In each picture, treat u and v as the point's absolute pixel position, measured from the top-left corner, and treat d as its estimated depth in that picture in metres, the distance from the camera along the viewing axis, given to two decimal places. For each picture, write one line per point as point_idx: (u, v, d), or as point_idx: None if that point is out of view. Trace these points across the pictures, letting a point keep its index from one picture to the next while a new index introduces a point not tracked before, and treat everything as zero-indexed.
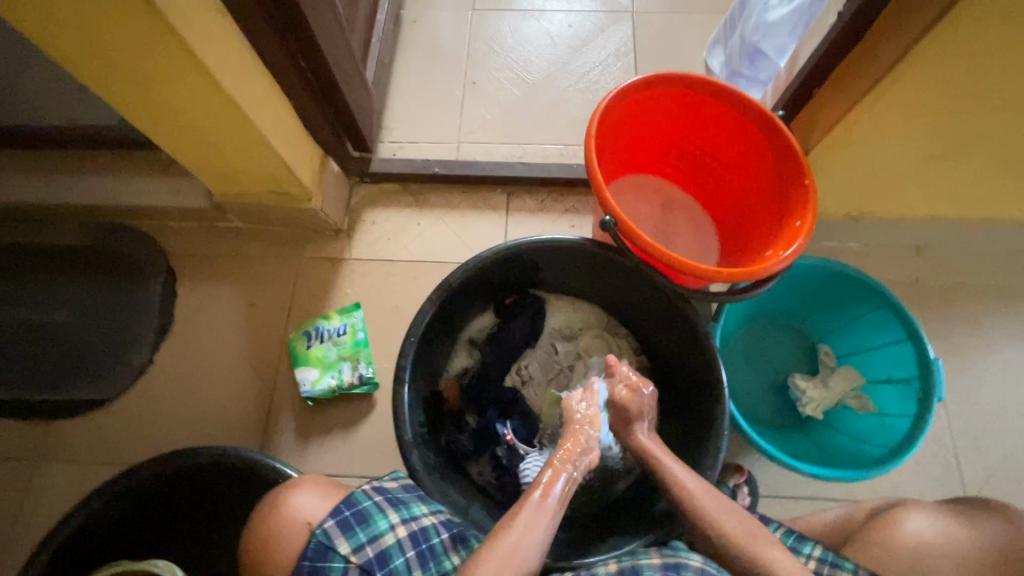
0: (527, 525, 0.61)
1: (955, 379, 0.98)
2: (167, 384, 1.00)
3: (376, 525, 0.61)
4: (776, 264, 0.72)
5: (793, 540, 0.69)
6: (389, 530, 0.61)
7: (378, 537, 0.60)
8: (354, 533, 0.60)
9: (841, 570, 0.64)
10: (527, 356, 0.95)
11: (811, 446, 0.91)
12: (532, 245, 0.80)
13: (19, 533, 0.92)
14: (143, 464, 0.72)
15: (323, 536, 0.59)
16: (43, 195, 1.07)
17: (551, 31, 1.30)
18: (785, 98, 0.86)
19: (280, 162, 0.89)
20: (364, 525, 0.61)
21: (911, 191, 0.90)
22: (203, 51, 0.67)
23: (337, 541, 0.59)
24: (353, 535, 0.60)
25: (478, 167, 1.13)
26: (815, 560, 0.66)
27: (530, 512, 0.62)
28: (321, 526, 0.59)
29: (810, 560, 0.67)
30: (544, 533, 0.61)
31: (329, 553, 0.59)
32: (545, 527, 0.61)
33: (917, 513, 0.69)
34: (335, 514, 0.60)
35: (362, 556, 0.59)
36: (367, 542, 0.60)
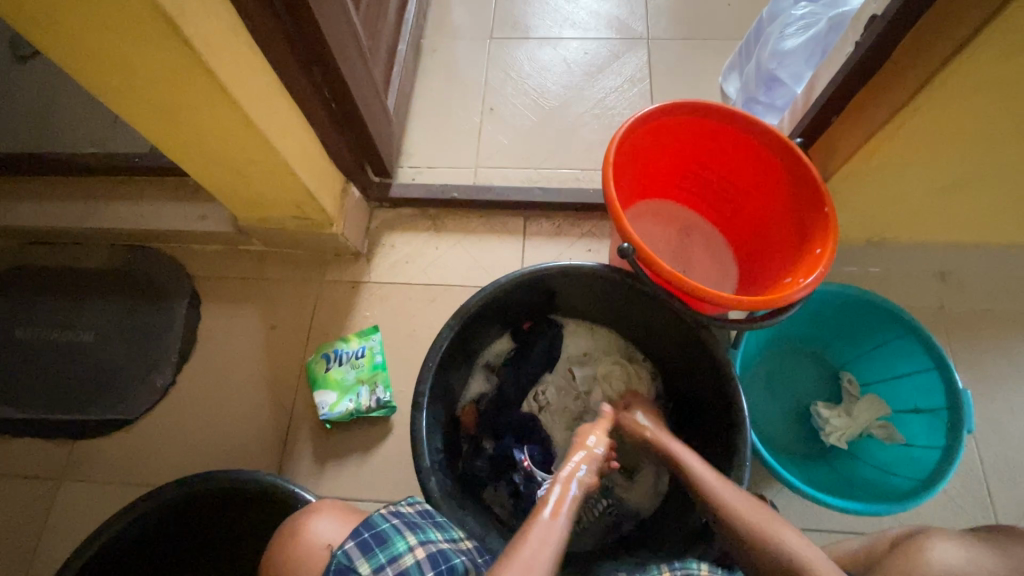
0: (538, 544, 0.60)
1: (985, 409, 0.95)
2: (188, 405, 1.02)
3: (395, 546, 0.60)
4: (797, 293, 0.72)
5: None
6: (408, 551, 0.60)
7: (398, 558, 0.59)
8: (374, 554, 0.59)
9: None
10: (544, 382, 0.94)
11: (835, 476, 0.89)
12: (550, 271, 0.80)
13: (42, 552, 0.93)
14: (167, 486, 0.73)
15: (343, 557, 0.59)
16: (73, 220, 1.11)
17: (567, 58, 1.32)
18: (802, 125, 0.86)
19: (304, 189, 0.92)
20: (383, 546, 0.60)
21: (934, 217, 0.89)
22: (235, 87, 0.70)
23: (356, 561, 0.59)
24: (373, 556, 0.59)
25: (495, 192, 1.14)
26: None
27: (539, 531, 0.61)
28: (341, 547, 0.59)
29: None
30: (555, 548, 0.60)
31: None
32: (556, 542, 0.60)
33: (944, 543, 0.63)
34: (354, 535, 0.60)
35: None
36: (388, 563, 0.59)
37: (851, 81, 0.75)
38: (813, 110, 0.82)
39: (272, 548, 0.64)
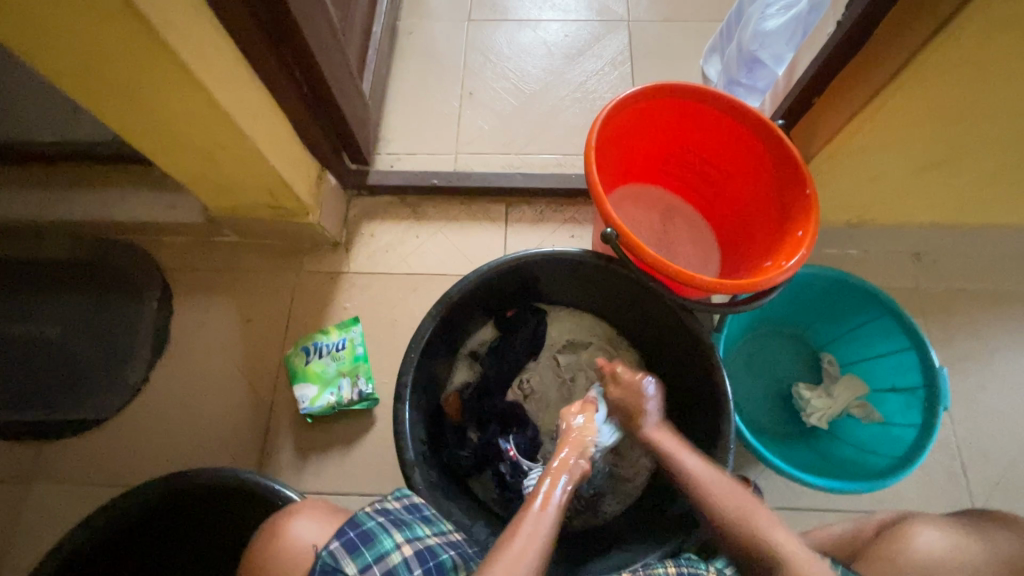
0: (529, 535, 0.59)
1: (960, 386, 0.98)
2: (163, 401, 0.99)
3: (381, 544, 0.59)
4: (779, 276, 0.72)
5: None
6: (395, 548, 0.59)
7: (384, 556, 0.58)
8: (360, 553, 0.58)
9: None
10: (528, 370, 0.94)
11: (816, 456, 0.90)
12: (534, 258, 0.79)
13: (12, 556, 0.90)
14: (145, 487, 0.70)
15: (329, 557, 0.57)
16: (32, 212, 1.05)
17: (548, 40, 1.30)
18: (783, 108, 0.86)
19: (277, 177, 0.89)
20: (369, 545, 0.59)
21: (912, 198, 0.89)
22: (199, 68, 0.67)
23: (343, 562, 0.57)
24: (360, 555, 0.58)
25: (476, 178, 1.12)
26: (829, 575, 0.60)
27: (529, 522, 0.60)
28: (326, 547, 0.58)
29: None
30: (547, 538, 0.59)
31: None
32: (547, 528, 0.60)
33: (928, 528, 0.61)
34: (340, 535, 0.59)
35: None
36: (374, 562, 0.58)
37: (834, 62, 0.74)
38: (795, 92, 0.82)
39: (251, 552, 0.62)
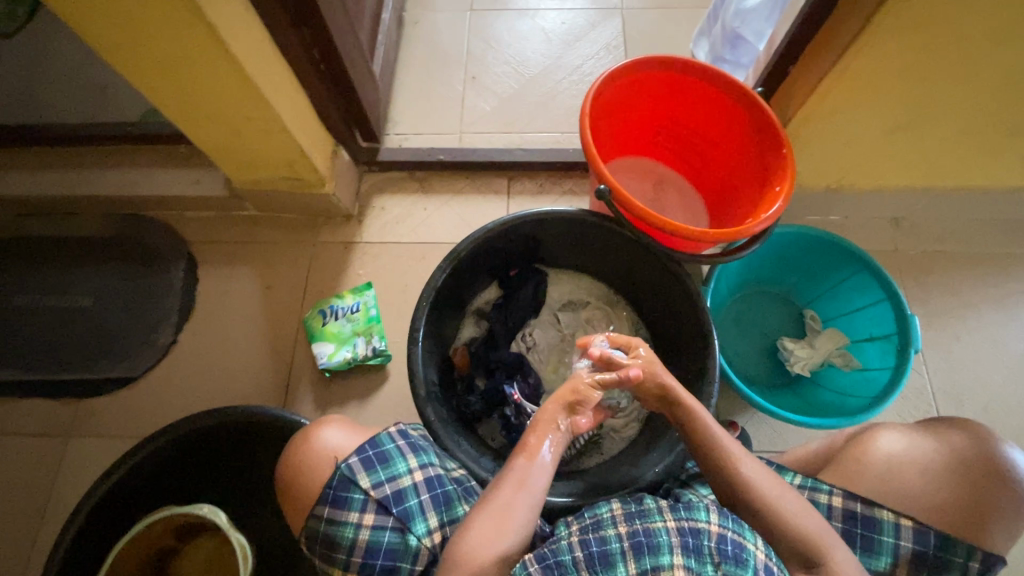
0: (512, 491, 0.63)
1: (935, 339, 1.04)
2: (190, 360, 1.06)
3: (395, 467, 0.65)
4: (758, 226, 0.79)
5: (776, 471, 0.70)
6: (407, 473, 0.65)
7: (396, 477, 0.64)
8: (375, 470, 0.64)
9: (820, 493, 0.66)
10: (531, 326, 1.01)
11: (800, 402, 0.97)
12: (536, 217, 0.86)
13: (54, 501, 0.97)
14: (187, 420, 0.78)
15: (347, 469, 0.63)
16: (66, 188, 1.13)
17: (545, 28, 1.38)
18: (763, 77, 0.93)
19: (296, 148, 0.96)
20: (384, 465, 0.65)
21: (885, 162, 0.96)
22: (231, 40, 0.74)
23: (358, 476, 0.63)
24: (374, 472, 0.64)
25: (479, 154, 1.19)
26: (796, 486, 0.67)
27: (512, 480, 0.64)
28: (345, 461, 0.64)
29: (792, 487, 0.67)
30: (533, 497, 0.63)
31: (351, 486, 0.63)
32: (535, 488, 0.64)
33: (890, 434, 0.67)
34: (359, 451, 0.65)
35: (381, 492, 0.63)
36: (387, 480, 0.64)
37: (805, 30, 0.81)
38: (773, 62, 0.89)
39: (284, 458, 0.68)
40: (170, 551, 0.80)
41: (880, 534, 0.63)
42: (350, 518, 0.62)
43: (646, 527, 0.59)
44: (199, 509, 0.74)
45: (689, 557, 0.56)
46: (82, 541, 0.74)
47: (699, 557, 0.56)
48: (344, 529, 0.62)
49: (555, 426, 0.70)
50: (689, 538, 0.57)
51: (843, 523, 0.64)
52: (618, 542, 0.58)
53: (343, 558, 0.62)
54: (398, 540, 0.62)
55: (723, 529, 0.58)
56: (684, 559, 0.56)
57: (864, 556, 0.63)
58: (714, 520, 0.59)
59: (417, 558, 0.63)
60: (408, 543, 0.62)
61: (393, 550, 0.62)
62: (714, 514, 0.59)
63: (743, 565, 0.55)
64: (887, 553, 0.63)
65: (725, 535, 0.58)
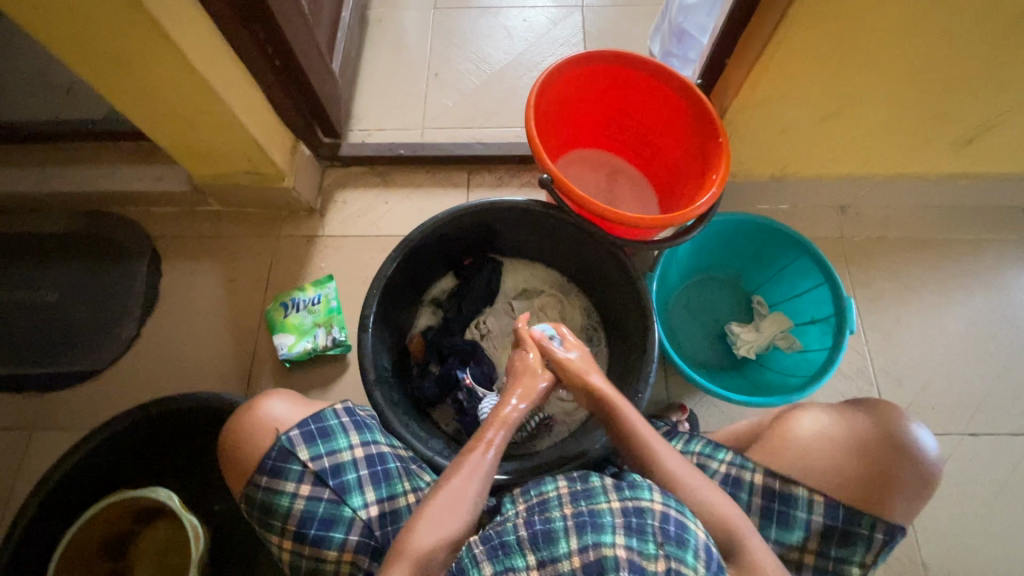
0: (464, 481, 0.64)
1: (878, 322, 1.08)
2: (153, 353, 1.08)
3: (336, 441, 0.67)
4: (695, 211, 0.82)
5: (710, 449, 0.74)
6: (348, 448, 0.67)
7: (337, 451, 0.67)
8: (315, 443, 0.66)
9: (746, 471, 0.69)
10: (485, 314, 1.03)
11: (746, 384, 1.00)
12: (485, 207, 0.89)
13: (17, 493, 0.98)
14: (143, 406, 0.80)
15: (287, 441, 0.66)
16: (29, 185, 1.14)
17: (507, 25, 1.41)
18: (704, 69, 0.96)
19: (253, 143, 0.98)
20: (326, 439, 0.67)
21: (824, 150, 1.00)
22: (179, 37, 0.76)
23: (298, 448, 0.66)
24: (314, 445, 0.66)
25: (439, 149, 1.22)
26: (726, 464, 0.71)
27: (463, 472, 0.65)
28: (286, 433, 0.66)
29: (722, 464, 0.71)
30: (481, 486, 0.65)
31: (290, 457, 0.65)
32: (482, 478, 0.65)
33: (811, 415, 0.71)
34: (301, 425, 0.67)
35: (319, 465, 0.65)
36: (326, 454, 0.66)
37: (737, 24, 0.84)
38: (712, 55, 0.92)
39: (224, 428, 0.70)
40: (126, 537, 0.81)
41: (794, 509, 0.67)
42: (287, 487, 0.65)
43: (590, 508, 0.60)
44: (156, 492, 0.77)
45: (632, 537, 0.56)
46: (38, 527, 0.75)
47: (641, 536, 0.56)
48: (281, 497, 0.65)
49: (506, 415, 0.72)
50: (633, 518, 0.58)
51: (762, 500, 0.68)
52: (562, 522, 0.59)
53: (279, 525, 0.65)
54: (333, 511, 0.64)
55: (664, 507, 0.60)
56: (627, 538, 0.56)
57: (777, 530, 0.67)
58: (658, 499, 0.60)
59: (350, 530, 0.64)
60: (342, 514, 0.64)
61: (326, 519, 0.64)
62: (658, 493, 0.61)
63: (684, 547, 0.56)
64: (800, 528, 0.67)
65: (666, 512, 0.59)
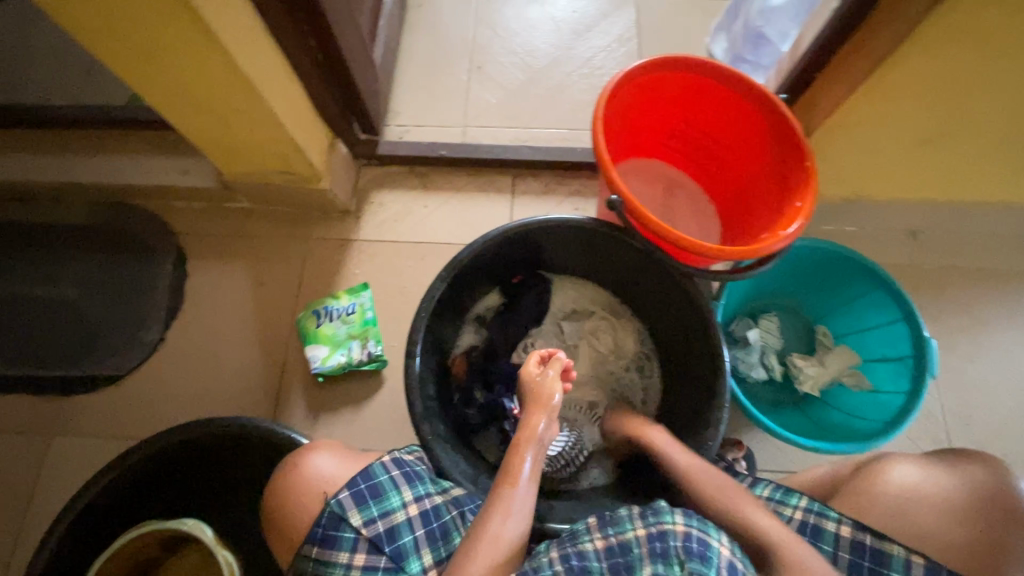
0: (503, 518, 0.59)
1: (948, 358, 1.01)
2: (178, 359, 1.02)
3: (388, 501, 0.63)
4: (776, 245, 0.75)
5: (780, 494, 0.72)
6: (401, 507, 0.63)
7: (389, 513, 0.62)
8: (366, 506, 0.62)
9: (826, 518, 0.67)
10: (532, 335, 0.98)
11: (806, 422, 0.95)
12: (543, 225, 0.82)
13: (37, 502, 0.94)
14: (168, 429, 0.75)
15: (336, 506, 0.61)
16: (48, 176, 1.08)
17: (556, 16, 1.31)
18: (786, 81, 0.88)
19: (291, 141, 0.91)
20: (377, 499, 0.63)
21: (909, 174, 0.92)
22: (220, 28, 0.69)
23: (349, 512, 0.61)
24: (366, 508, 0.62)
25: (483, 150, 1.14)
26: (801, 510, 0.69)
27: (500, 506, 0.60)
28: (334, 496, 0.62)
29: (796, 510, 0.69)
30: (522, 521, 0.60)
31: (341, 524, 0.61)
32: (522, 510, 0.60)
33: (905, 466, 0.68)
34: (349, 486, 0.62)
35: (373, 530, 0.61)
36: (379, 517, 0.62)
37: (836, 33, 0.76)
38: (799, 65, 0.84)
39: (271, 484, 0.66)
40: (154, 564, 0.77)
41: (889, 568, 0.63)
42: (340, 558, 0.60)
43: (616, 538, 0.56)
44: (185, 524, 0.72)
45: (657, 563, 0.52)
46: (64, 556, 0.71)
47: (667, 561, 0.52)
48: (334, 570, 0.60)
49: (534, 442, 0.68)
50: (657, 543, 0.53)
51: (850, 554, 0.64)
52: (598, 561, 0.54)
53: None
54: None
55: (689, 526, 0.54)
56: (654, 566, 0.52)
57: None
58: (680, 520, 0.55)
59: None
60: None
61: None
62: (679, 513, 0.55)
63: (707, 563, 0.51)
64: None
65: (693, 533, 0.54)
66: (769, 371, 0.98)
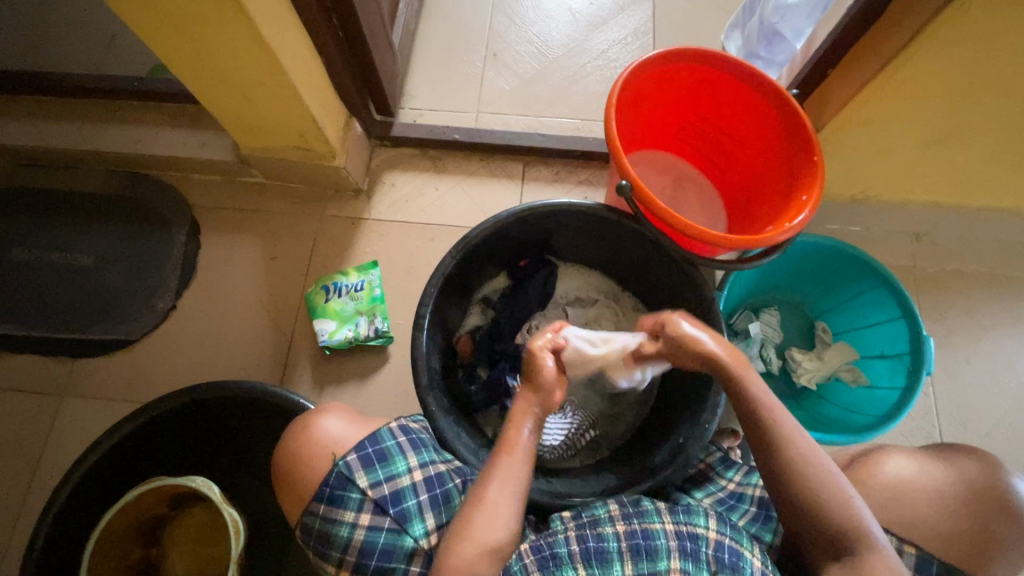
0: (501, 487, 0.61)
1: (946, 359, 1.03)
2: (189, 328, 1.04)
3: (395, 465, 0.65)
4: (782, 235, 0.76)
5: None
6: (406, 471, 0.65)
7: (395, 476, 0.64)
8: (373, 469, 0.64)
9: None
10: (538, 318, 0.97)
11: (803, 414, 0.96)
12: (553, 208, 0.83)
13: (47, 460, 0.96)
14: (180, 391, 0.77)
15: (345, 467, 0.63)
16: (67, 143, 1.09)
17: (573, 8, 1.32)
18: (799, 78, 0.89)
19: (309, 118, 0.93)
20: (383, 463, 0.65)
21: (915, 175, 0.93)
22: (249, 1, 0.70)
23: (356, 474, 0.63)
24: (373, 471, 0.64)
25: (496, 137, 1.16)
26: None
27: (499, 472, 0.62)
28: (343, 458, 0.64)
29: None
30: (520, 486, 0.61)
31: (348, 484, 0.63)
32: (521, 476, 0.62)
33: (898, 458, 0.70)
34: (358, 449, 0.64)
35: (379, 492, 0.63)
36: (385, 480, 0.64)
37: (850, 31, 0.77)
38: (812, 62, 0.85)
39: (281, 444, 0.68)
40: (161, 522, 0.79)
41: None
42: (346, 517, 0.62)
43: (642, 527, 0.61)
44: (193, 480, 0.74)
45: (687, 561, 0.57)
46: (75, 506, 0.74)
47: (696, 562, 0.58)
48: (340, 528, 0.62)
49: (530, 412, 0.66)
50: (687, 542, 0.59)
51: None
52: (616, 542, 0.60)
53: (338, 555, 0.63)
54: (393, 541, 0.62)
55: (721, 534, 0.60)
56: (683, 563, 0.57)
57: None
58: (713, 527, 0.61)
59: (412, 559, 0.62)
60: (404, 544, 0.62)
61: (388, 549, 0.62)
62: (712, 520, 0.61)
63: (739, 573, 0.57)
64: None
65: (722, 541, 0.60)
66: (768, 365, 0.99)
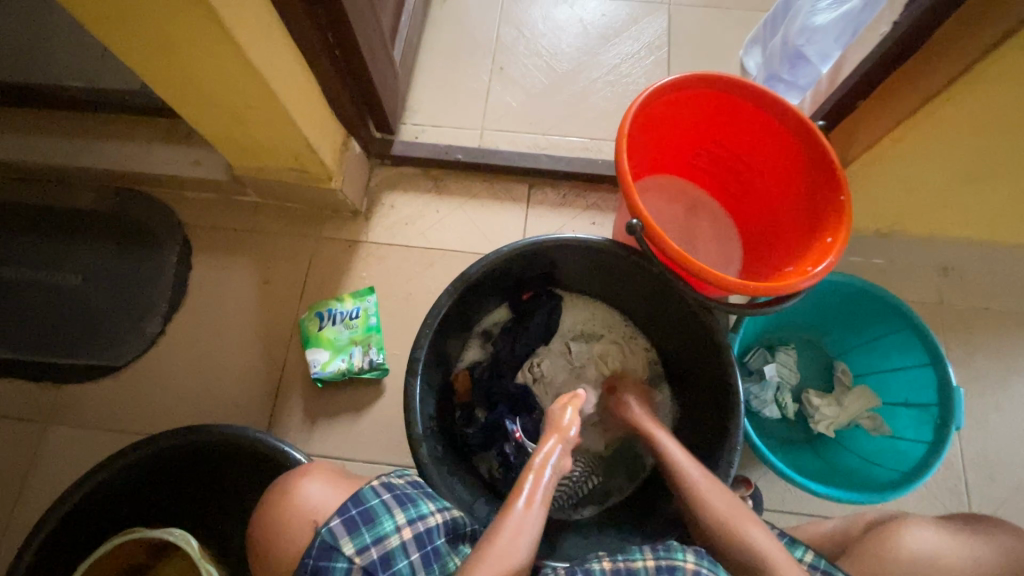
0: (512, 535, 0.58)
1: (973, 405, 0.96)
2: (178, 354, 1.01)
3: (382, 526, 0.60)
4: (804, 282, 0.70)
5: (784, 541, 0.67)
6: (395, 531, 0.60)
7: (383, 538, 0.60)
8: (359, 533, 0.59)
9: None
10: (539, 354, 0.93)
11: (820, 463, 0.91)
12: (557, 244, 0.78)
13: (30, 491, 0.93)
14: (160, 435, 0.73)
15: (328, 535, 0.59)
16: (56, 158, 1.06)
17: (584, 19, 1.26)
18: (825, 107, 0.83)
19: (303, 141, 0.88)
20: (369, 525, 0.60)
21: (947, 211, 0.87)
22: (236, 26, 0.66)
23: (341, 540, 0.59)
24: (359, 535, 0.59)
25: (500, 157, 1.11)
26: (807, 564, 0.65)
27: (511, 522, 0.59)
28: (326, 525, 0.59)
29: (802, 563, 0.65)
30: (531, 540, 0.58)
31: (333, 553, 0.58)
32: (533, 529, 0.59)
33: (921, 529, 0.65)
34: (341, 513, 0.60)
35: (366, 557, 0.59)
36: (372, 544, 0.59)
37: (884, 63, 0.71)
38: (840, 91, 0.79)
39: (260, 506, 0.64)
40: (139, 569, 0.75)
41: None
42: None
43: (625, 564, 0.58)
44: (171, 533, 0.70)
45: None
46: (49, 557, 0.70)
47: None
48: None
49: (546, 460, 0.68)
50: None
51: None
52: None
53: None
54: None
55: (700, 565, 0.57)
56: None
57: None
58: (691, 558, 0.57)
59: None
60: None
61: None
62: (691, 551, 0.58)
63: None
64: None
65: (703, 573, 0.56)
66: (783, 409, 0.94)
